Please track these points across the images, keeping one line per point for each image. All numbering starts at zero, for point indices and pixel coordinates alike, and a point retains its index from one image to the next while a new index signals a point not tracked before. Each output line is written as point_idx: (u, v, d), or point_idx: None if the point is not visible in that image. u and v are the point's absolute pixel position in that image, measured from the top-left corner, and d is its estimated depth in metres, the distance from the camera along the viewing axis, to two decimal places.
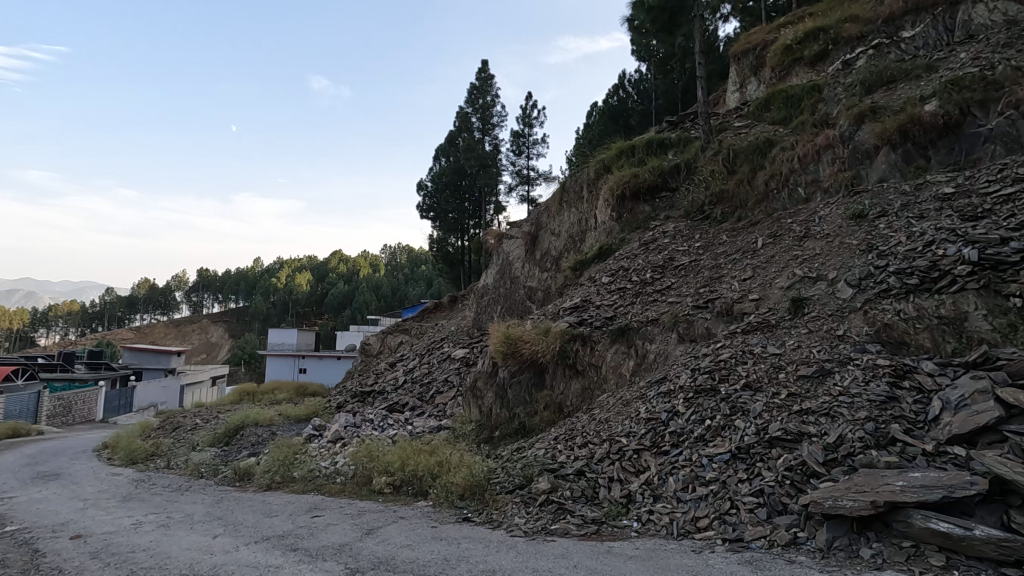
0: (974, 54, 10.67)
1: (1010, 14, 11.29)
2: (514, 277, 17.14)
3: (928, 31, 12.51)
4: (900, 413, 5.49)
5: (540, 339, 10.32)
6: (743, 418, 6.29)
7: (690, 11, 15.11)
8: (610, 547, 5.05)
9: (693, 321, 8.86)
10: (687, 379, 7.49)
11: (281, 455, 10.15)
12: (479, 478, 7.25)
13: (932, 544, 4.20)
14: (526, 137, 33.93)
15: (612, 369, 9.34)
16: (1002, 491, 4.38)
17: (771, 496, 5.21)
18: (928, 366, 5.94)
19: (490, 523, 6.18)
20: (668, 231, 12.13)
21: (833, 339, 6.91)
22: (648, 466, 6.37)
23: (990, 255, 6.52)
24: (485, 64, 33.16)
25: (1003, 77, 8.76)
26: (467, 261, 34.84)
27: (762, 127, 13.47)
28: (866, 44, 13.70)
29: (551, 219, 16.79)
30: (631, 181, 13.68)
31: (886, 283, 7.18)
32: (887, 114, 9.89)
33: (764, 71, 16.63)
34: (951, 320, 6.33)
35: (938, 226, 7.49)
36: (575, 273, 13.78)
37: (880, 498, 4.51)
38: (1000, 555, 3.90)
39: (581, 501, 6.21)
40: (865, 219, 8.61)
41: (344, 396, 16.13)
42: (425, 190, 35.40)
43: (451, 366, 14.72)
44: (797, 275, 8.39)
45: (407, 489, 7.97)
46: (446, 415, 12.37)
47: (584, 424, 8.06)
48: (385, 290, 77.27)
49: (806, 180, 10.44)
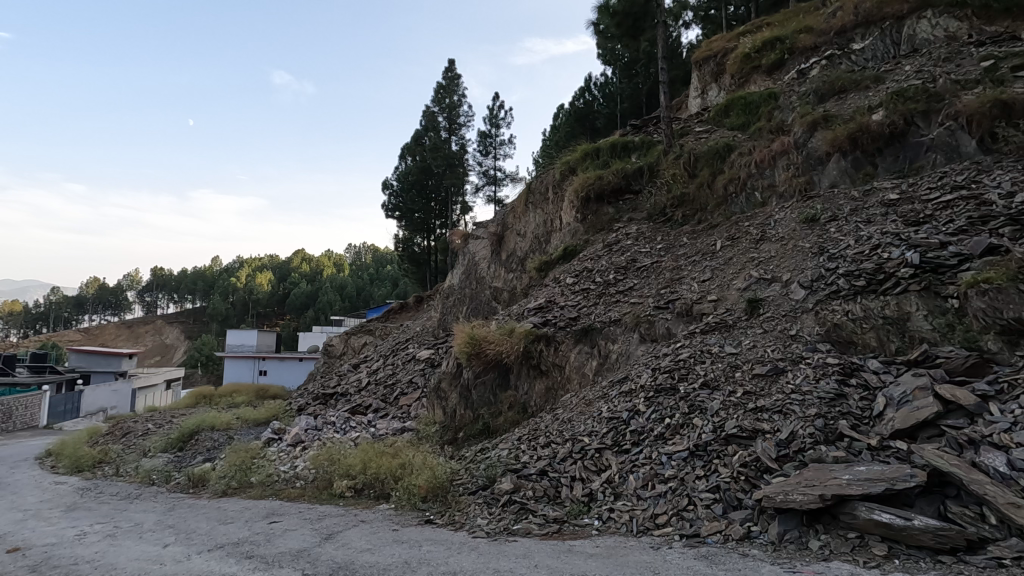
0: (917, 67, 11.24)
1: (951, 30, 11.92)
2: (479, 277, 17.13)
3: (876, 43, 13.09)
4: (848, 410, 5.72)
5: (504, 339, 10.33)
6: (701, 416, 6.44)
7: (653, 17, 15.36)
8: (571, 546, 5.08)
9: (655, 321, 9.02)
10: (648, 378, 7.63)
11: (238, 460, 9.87)
12: (442, 480, 7.20)
13: (875, 534, 4.38)
14: (493, 137, 33.96)
15: (576, 369, 9.43)
16: (940, 483, 4.63)
17: (726, 492, 5.35)
18: (874, 364, 6.21)
19: (452, 524, 6.15)
20: (631, 234, 12.32)
21: (786, 338, 7.16)
22: (609, 465, 6.45)
23: (930, 259, 6.89)
24: (452, 64, 33.00)
25: (943, 90, 9.25)
26: (433, 261, 34.64)
27: (721, 133, 13.84)
28: (819, 54, 14.23)
29: (517, 220, 16.85)
30: (595, 183, 13.86)
31: (836, 284, 7.47)
32: (837, 122, 10.28)
33: (724, 78, 17.10)
34: (895, 320, 6.62)
35: (884, 230, 7.85)
36: (540, 274, 13.84)
37: (828, 492, 4.68)
38: (937, 543, 4.12)
39: (544, 501, 6.25)
40: (817, 223, 8.94)
41: (306, 398, 15.81)
42: (390, 189, 34.91)
43: (416, 367, 14.59)
44: (753, 276, 8.66)
45: (369, 492, 7.85)
46: (410, 417, 12.26)
47: (547, 424, 8.11)
48: (349, 290, 75.97)
49: (762, 184, 10.78)
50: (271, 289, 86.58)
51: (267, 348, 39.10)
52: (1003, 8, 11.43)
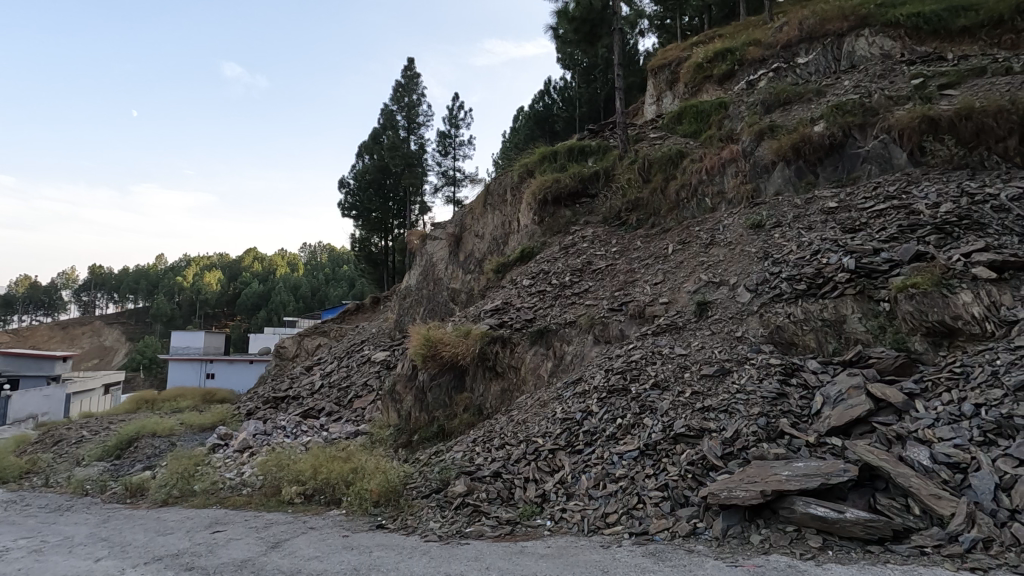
0: (855, 82, 11.88)
1: (886, 49, 12.72)
2: (437, 278, 17.03)
3: (819, 58, 13.77)
4: (788, 409, 5.95)
5: (460, 341, 10.28)
6: (651, 416, 6.59)
7: (609, 24, 15.63)
8: (523, 547, 5.11)
9: (608, 323, 9.17)
10: (601, 379, 7.76)
11: (179, 468, 9.43)
12: (395, 484, 7.10)
13: (811, 527, 4.57)
14: (452, 138, 33.86)
15: (531, 371, 9.50)
16: (870, 477, 4.89)
17: (674, 489, 5.48)
18: (813, 365, 6.51)
19: (405, 529, 6.07)
20: (588, 236, 12.48)
21: (732, 340, 7.41)
22: (562, 466, 6.52)
23: (865, 264, 7.28)
24: (411, 63, 32.66)
25: (878, 105, 9.80)
26: (390, 262, 34.15)
27: (675, 139, 14.22)
28: (767, 67, 14.82)
29: (475, 221, 16.84)
30: (552, 186, 13.99)
31: (779, 288, 7.76)
32: (782, 132, 10.72)
33: (677, 86, 17.58)
34: (832, 323, 6.95)
35: (824, 237, 8.23)
36: (497, 276, 13.85)
37: (768, 488, 4.87)
38: (867, 534, 4.35)
39: (497, 502, 6.26)
40: (763, 228, 9.29)
41: (255, 402, 15.30)
42: (347, 188, 34.25)
43: (371, 369, 14.35)
44: (703, 280, 8.93)
45: (319, 498, 7.65)
46: (364, 420, 12.03)
47: (502, 426, 8.14)
48: (304, 290, 73.92)
49: (712, 190, 11.13)
50: (221, 289, 83.47)
51: (215, 350, 37.62)
52: (932, 30, 12.38)
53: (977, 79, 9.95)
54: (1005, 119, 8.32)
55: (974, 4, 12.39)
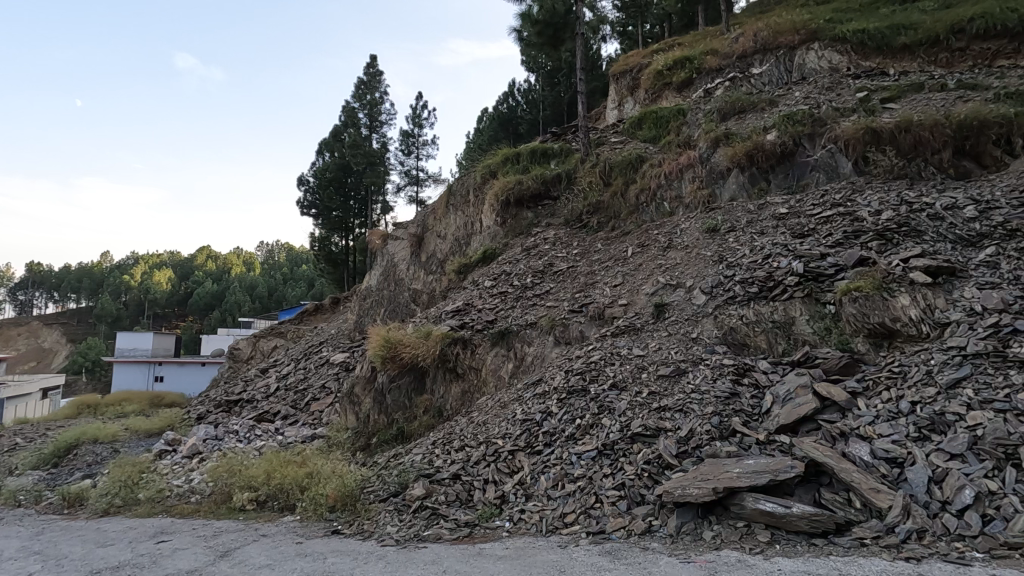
0: (806, 93, 12.38)
1: (834, 63, 13.34)
2: (398, 279, 16.84)
3: (772, 69, 14.30)
4: (740, 407, 6.14)
5: (420, 342, 10.16)
6: (609, 416, 6.68)
7: (572, 28, 15.81)
8: (481, 549, 5.09)
9: (568, 324, 9.25)
10: (561, 380, 7.82)
11: (122, 475, 8.99)
12: (352, 488, 6.97)
13: (760, 522, 4.72)
14: (415, 137, 33.57)
15: (492, 372, 9.49)
16: (815, 472, 5.08)
17: (631, 488, 5.56)
18: (763, 365, 6.74)
19: (361, 534, 5.96)
20: (549, 238, 12.56)
21: (688, 341, 7.58)
22: (522, 466, 6.54)
23: (812, 268, 7.58)
24: (374, 60, 32.16)
25: (826, 116, 10.24)
26: (351, 262, 33.54)
27: (635, 143, 14.48)
28: (723, 76, 15.25)
29: (437, 221, 16.74)
30: (515, 188, 14.02)
31: (733, 290, 7.99)
32: (737, 139, 11.06)
33: (638, 92, 17.92)
34: (782, 324, 7.22)
35: (775, 242, 8.53)
36: (459, 276, 13.79)
37: (720, 485, 5.00)
38: (811, 527, 4.52)
39: (456, 504, 6.21)
40: (718, 233, 9.57)
41: (206, 405, 14.74)
42: (306, 185, 33.48)
43: (329, 371, 14.05)
44: (660, 282, 9.12)
45: (272, 504, 7.42)
46: (321, 423, 11.76)
47: (462, 427, 8.09)
48: (260, 290, 71.71)
49: (670, 195, 11.39)
50: (171, 288, 80.18)
51: (164, 352, 36.08)
52: (875, 47, 13.08)
53: (915, 94, 10.54)
54: (939, 132, 8.86)
55: (913, 24, 13.18)
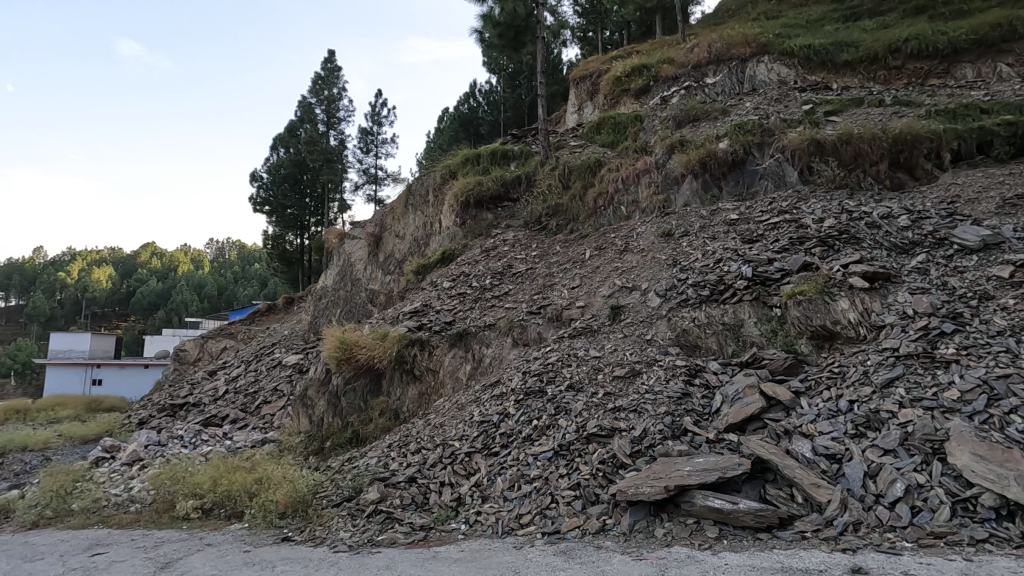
0: (756, 104, 12.88)
1: (782, 76, 13.93)
2: (355, 279, 16.54)
3: (724, 79, 14.80)
4: (692, 407, 6.31)
5: (376, 344, 9.99)
6: (565, 417, 6.75)
7: (533, 32, 15.92)
8: (436, 552, 5.05)
9: (526, 325, 9.30)
10: (518, 382, 7.84)
11: (53, 485, 8.46)
12: (303, 493, 6.78)
13: (709, 519, 4.87)
14: (374, 135, 33.08)
15: (450, 374, 9.42)
16: (761, 469, 5.28)
17: (586, 488, 5.63)
18: (714, 366, 6.95)
19: (312, 540, 5.81)
20: (508, 240, 12.60)
21: (643, 342, 7.75)
22: (479, 468, 6.52)
23: (760, 273, 7.88)
24: (332, 55, 31.48)
25: (774, 127, 10.67)
26: (306, 261, 32.71)
27: (594, 148, 14.70)
28: (679, 85, 15.66)
29: (395, 221, 16.53)
30: (474, 189, 13.99)
31: (686, 293, 8.21)
32: (691, 147, 11.38)
33: (598, 97, 18.22)
34: (731, 327, 7.48)
35: (726, 246, 8.82)
36: (417, 277, 13.65)
37: (672, 483, 5.13)
38: (757, 522, 4.68)
39: (411, 508, 6.14)
40: (672, 237, 9.82)
41: (148, 409, 14.06)
42: (259, 181, 32.43)
43: (282, 373, 13.65)
44: (617, 285, 9.29)
45: (219, 512, 7.14)
46: (272, 427, 11.41)
47: (418, 430, 8.01)
48: (209, 289, 69.01)
49: (627, 199, 11.62)
50: (112, 287, 76.09)
51: (103, 353, 34.23)
52: (820, 62, 13.74)
53: (856, 109, 11.13)
54: (877, 145, 9.37)
55: (854, 42, 13.91)
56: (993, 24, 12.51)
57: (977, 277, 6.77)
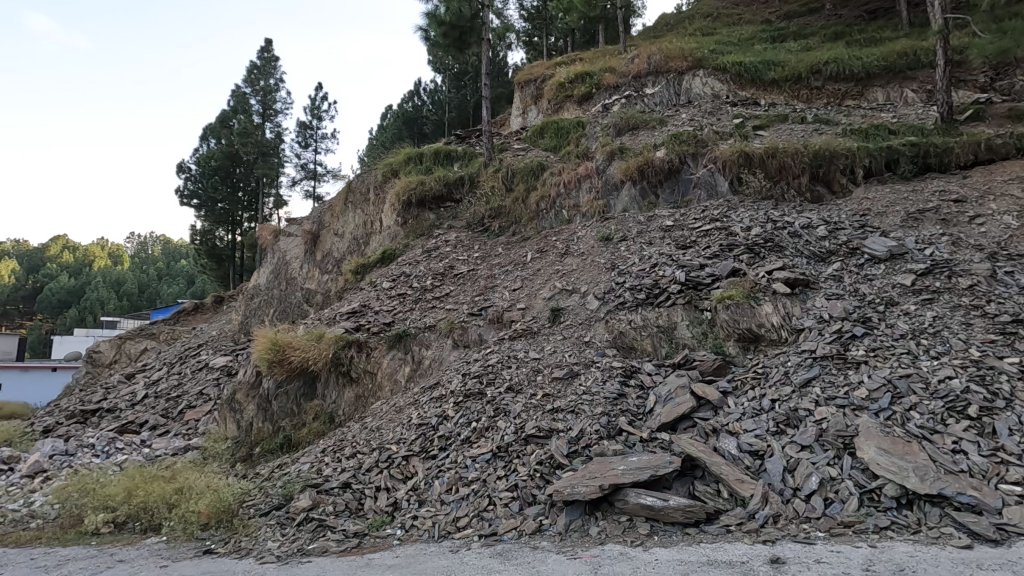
0: (691, 116, 13.43)
1: (716, 90, 14.61)
2: (290, 278, 15.94)
3: (663, 91, 15.35)
4: (627, 407, 6.48)
5: (311, 346, 9.63)
6: (504, 418, 6.77)
7: (478, 33, 15.92)
8: (370, 559, 4.94)
9: (467, 327, 9.26)
10: (458, 384, 7.78)
11: None
12: (228, 502, 6.45)
13: (641, 516, 5.01)
14: (313, 130, 31.99)
15: (388, 376, 9.23)
16: (690, 466, 5.49)
17: (523, 489, 5.66)
18: (649, 367, 7.17)
19: (237, 552, 5.53)
20: (450, 241, 12.51)
21: (581, 344, 7.89)
22: (416, 472, 6.43)
23: (693, 277, 8.20)
24: (269, 44, 30.20)
25: (707, 138, 11.15)
26: (238, 258, 31.18)
27: (537, 151, 14.86)
28: (620, 93, 16.08)
29: (334, 219, 16.07)
30: (416, 189, 13.80)
31: (623, 296, 8.42)
32: (630, 154, 11.71)
33: (542, 102, 18.44)
34: (665, 329, 7.75)
35: (662, 252, 9.14)
36: (356, 277, 13.30)
37: (606, 482, 5.24)
38: (686, 518, 4.86)
39: (344, 514, 5.96)
40: (611, 241, 10.06)
41: (55, 416, 12.94)
42: (187, 173, 30.62)
43: (209, 376, 12.93)
44: (557, 287, 9.41)
45: (133, 526, 6.66)
46: (196, 433, 10.78)
47: (354, 434, 7.79)
48: (129, 286, 64.43)
49: (568, 204, 11.81)
50: (16, 283, 69.59)
51: (3, 356, 31.20)
52: (750, 79, 14.52)
53: (781, 124, 11.83)
54: (799, 159, 9.99)
55: (780, 62, 14.79)
56: (901, 53, 13.66)
57: (884, 284, 7.34)
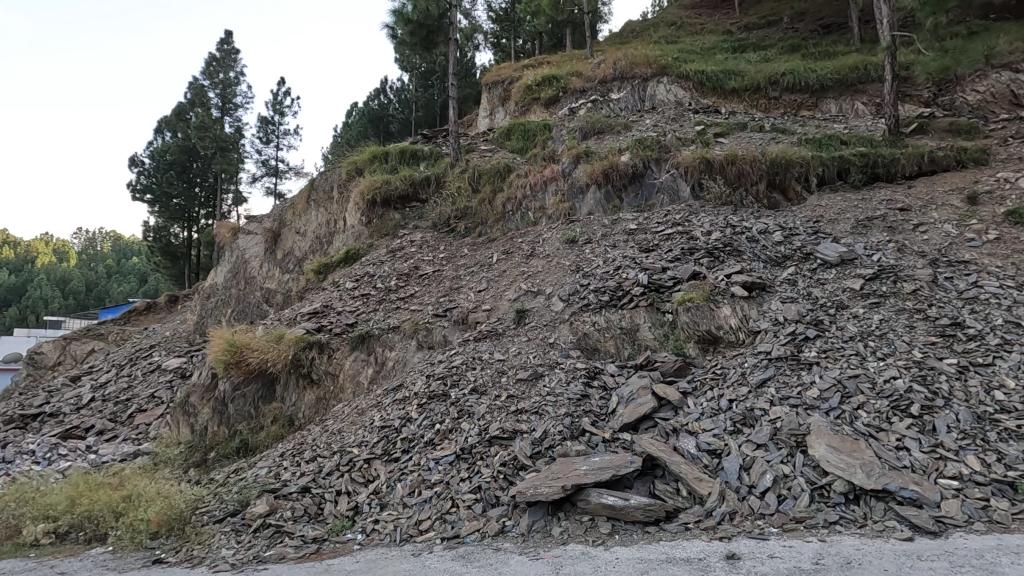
0: (655, 121, 13.70)
1: (679, 97, 14.95)
2: (249, 277, 15.48)
3: (628, 96, 15.61)
4: (590, 408, 6.54)
5: (270, 347, 9.38)
6: (468, 420, 6.75)
7: (446, 33, 15.84)
8: (330, 565, 4.84)
9: (432, 328, 9.19)
10: (422, 386, 7.71)
11: None
12: (180, 510, 6.20)
13: (602, 515, 5.06)
14: (275, 125, 31.21)
15: (350, 378, 9.06)
16: (651, 466, 5.58)
17: (487, 491, 5.65)
18: (612, 368, 7.27)
19: (190, 560, 5.34)
20: (416, 241, 12.39)
21: (546, 346, 7.94)
22: (378, 475, 6.33)
23: (655, 280, 8.36)
24: (229, 36, 29.32)
25: (670, 144, 11.39)
26: (194, 256, 30.12)
27: (504, 153, 14.89)
28: (586, 97, 16.26)
29: (296, 217, 15.71)
30: (381, 188, 13.63)
31: (588, 298, 8.52)
32: (595, 157, 11.86)
33: (509, 103, 18.49)
34: (628, 331, 7.87)
35: (626, 254, 9.28)
36: (318, 276, 13.02)
37: (569, 483, 5.28)
38: (646, 517, 4.94)
39: (303, 520, 5.82)
40: (576, 244, 10.16)
41: None
42: (140, 167, 29.42)
43: (161, 379, 12.43)
44: (523, 289, 9.44)
45: (76, 536, 6.33)
46: (147, 438, 10.34)
47: (315, 437, 7.63)
48: (76, 284, 61.37)
49: (535, 206, 11.88)
50: None
51: None
52: (711, 87, 14.90)
53: (740, 132, 12.19)
54: (757, 166, 10.31)
55: (740, 71, 15.25)
56: (852, 66, 14.27)
57: (835, 288, 7.65)
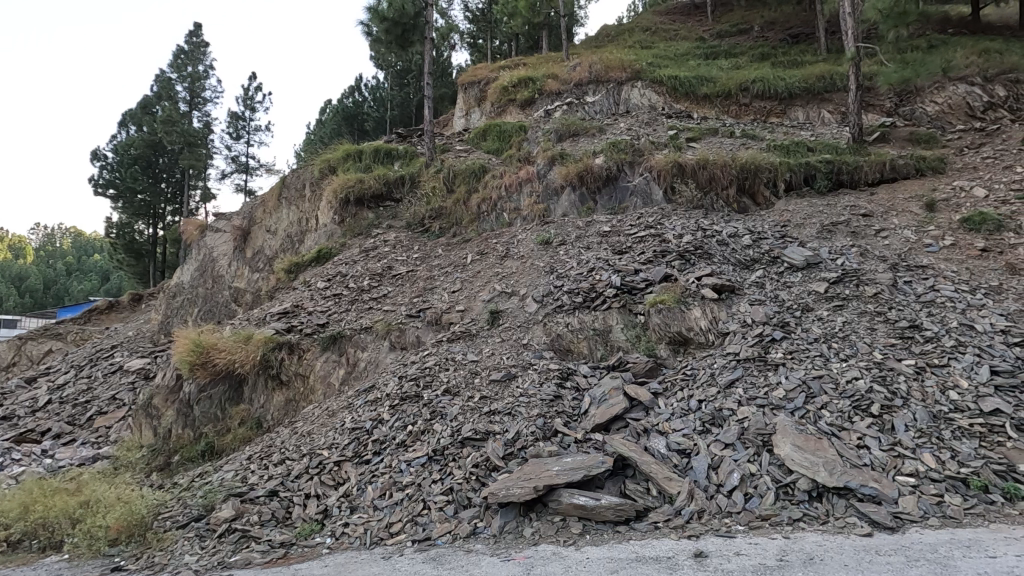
0: (629, 125, 13.87)
1: (652, 101, 15.16)
2: (217, 276, 15.11)
3: (602, 100, 15.76)
4: (563, 409, 6.57)
5: (237, 347, 9.17)
6: (441, 421, 6.71)
7: (422, 32, 15.73)
8: (297, 570, 4.76)
9: (405, 329, 9.11)
10: (393, 387, 7.63)
11: None
12: (142, 516, 6.01)
13: (573, 516, 5.09)
14: (246, 121, 30.57)
15: (321, 379, 8.91)
16: (622, 465, 5.64)
17: (458, 492, 5.63)
18: (584, 369, 7.31)
19: (151, 568, 5.18)
20: (390, 240, 12.28)
21: (519, 347, 7.95)
22: (348, 477, 6.25)
23: (627, 282, 8.45)
24: (198, 28, 28.59)
25: (643, 148, 11.54)
26: (159, 253, 29.38)
27: (479, 153, 14.87)
28: (561, 100, 16.35)
29: (267, 215, 15.41)
30: (355, 187, 13.47)
31: (561, 300, 8.57)
32: (570, 160, 11.93)
33: (485, 104, 18.47)
34: (601, 332, 7.94)
35: (599, 256, 9.36)
36: (288, 275, 12.79)
37: (541, 483, 5.29)
38: (617, 516, 4.98)
39: (270, 524, 5.71)
40: (551, 245, 10.21)
41: None
42: (102, 161, 28.48)
43: (123, 380, 12.03)
44: (497, 289, 9.43)
45: (29, 545, 6.08)
46: (107, 442, 10.00)
47: (283, 439, 7.49)
48: (33, 282, 59.01)
49: (509, 207, 11.90)
50: None
51: None
52: (684, 92, 15.15)
53: (711, 137, 12.42)
54: (727, 171, 10.52)
55: (712, 78, 15.54)
56: (819, 76, 14.69)
57: (801, 291, 7.85)
